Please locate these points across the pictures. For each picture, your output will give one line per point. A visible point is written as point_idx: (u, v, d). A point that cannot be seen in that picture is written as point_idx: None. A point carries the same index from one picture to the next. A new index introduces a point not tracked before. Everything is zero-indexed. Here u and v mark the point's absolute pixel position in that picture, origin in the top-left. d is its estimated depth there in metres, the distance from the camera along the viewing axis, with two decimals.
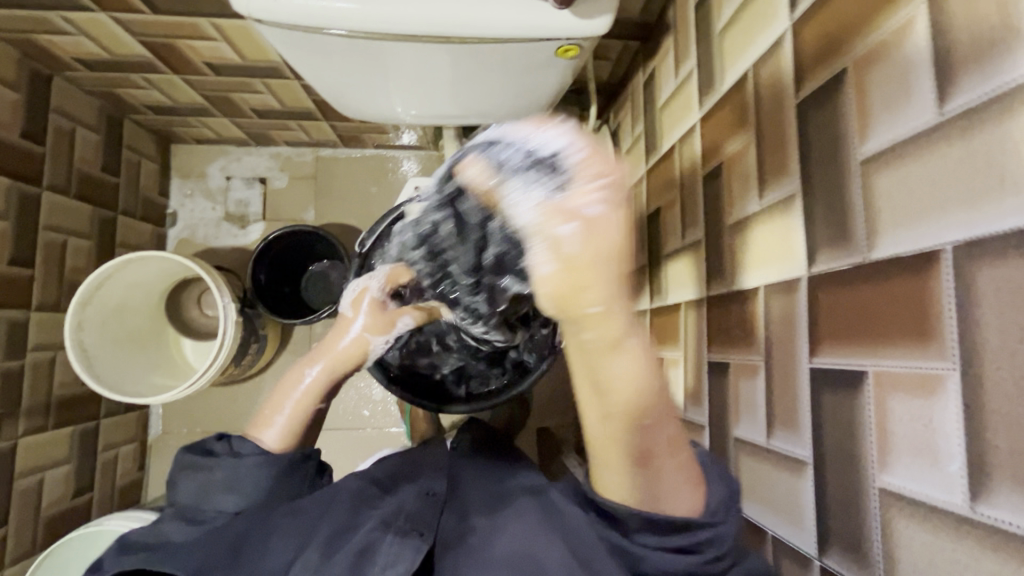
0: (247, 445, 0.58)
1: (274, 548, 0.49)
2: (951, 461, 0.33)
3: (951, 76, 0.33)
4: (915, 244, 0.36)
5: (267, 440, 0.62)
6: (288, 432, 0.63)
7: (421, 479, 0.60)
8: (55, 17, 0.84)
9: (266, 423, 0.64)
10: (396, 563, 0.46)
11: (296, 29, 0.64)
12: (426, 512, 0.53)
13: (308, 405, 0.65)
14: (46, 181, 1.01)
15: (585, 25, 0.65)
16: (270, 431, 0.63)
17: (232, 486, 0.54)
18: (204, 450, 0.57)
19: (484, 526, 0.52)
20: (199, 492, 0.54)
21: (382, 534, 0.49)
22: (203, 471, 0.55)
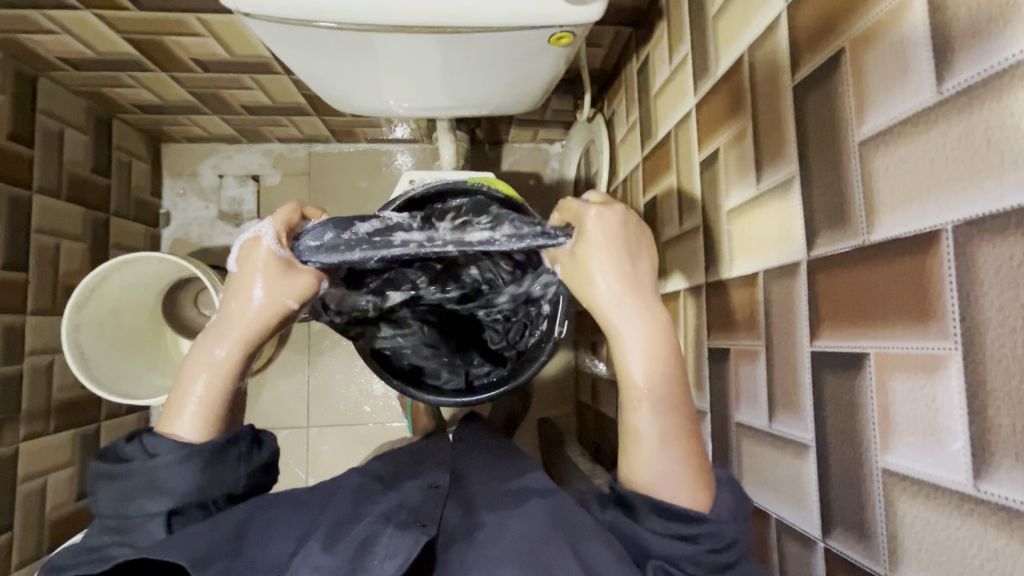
0: (161, 442, 0.53)
1: (274, 542, 0.50)
2: (954, 439, 0.33)
3: (949, 54, 0.33)
4: (914, 225, 0.36)
5: (184, 435, 0.54)
6: (208, 412, 0.55)
7: (424, 474, 0.60)
8: (39, 16, 0.83)
9: (176, 413, 0.55)
10: (396, 555, 0.45)
11: (286, 22, 0.63)
12: (430, 507, 0.53)
13: (224, 389, 0.56)
14: (37, 184, 1.00)
15: (579, 12, 0.64)
16: (183, 420, 0.54)
17: (155, 489, 0.51)
18: (114, 457, 0.53)
19: (491, 522, 0.52)
20: (123, 499, 0.51)
21: (382, 526, 0.49)
22: (121, 478, 0.51)
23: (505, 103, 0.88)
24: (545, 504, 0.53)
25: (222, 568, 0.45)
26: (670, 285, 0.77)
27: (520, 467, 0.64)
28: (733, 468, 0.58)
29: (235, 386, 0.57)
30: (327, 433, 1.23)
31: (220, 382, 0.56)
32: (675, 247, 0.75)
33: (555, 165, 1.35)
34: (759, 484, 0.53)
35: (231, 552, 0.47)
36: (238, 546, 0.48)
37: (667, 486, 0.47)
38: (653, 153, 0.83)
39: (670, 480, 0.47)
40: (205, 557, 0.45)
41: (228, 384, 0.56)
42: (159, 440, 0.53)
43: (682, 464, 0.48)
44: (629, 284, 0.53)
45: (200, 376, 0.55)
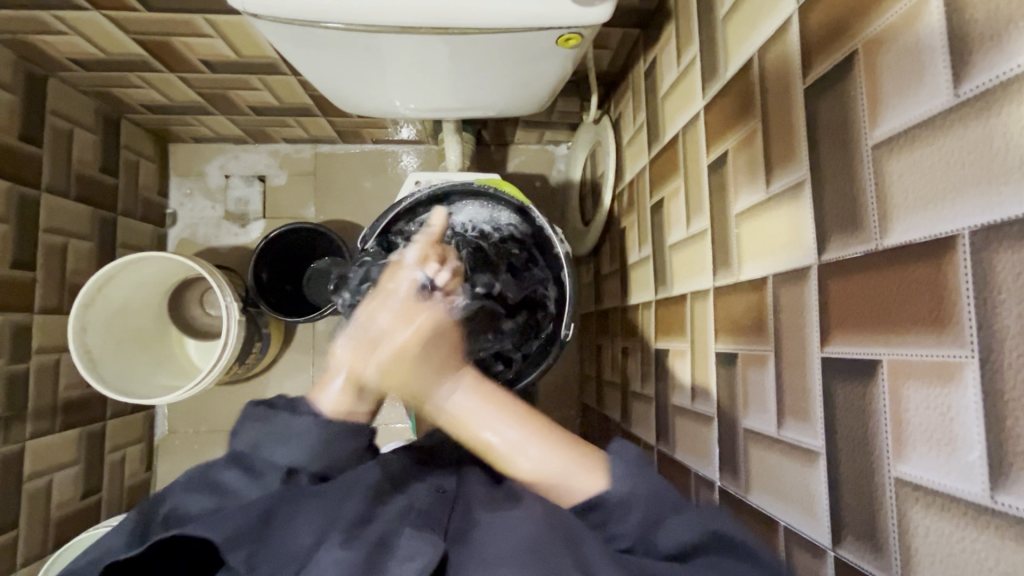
0: (308, 404, 0.56)
1: (298, 527, 0.49)
2: (970, 450, 0.32)
3: (966, 57, 0.33)
4: (929, 231, 0.35)
5: (322, 404, 0.56)
6: (350, 391, 0.57)
7: (431, 479, 0.60)
8: (49, 17, 0.84)
9: (326, 385, 0.58)
10: (414, 557, 0.45)
11: (293, 23, 0.63)
12: (439, 510, 0.53)
13: (362, 373, 0.58)
14: (45, 183, 1.00)
15: (587, 14, 0.63)
16: (325, 395, 0.57)
17: (289, 441, 0.53)
18: (267, 403, 0.56)
19: (487, 520, 0.50)
20: (261, 441, 0.53)
21: (399, 526, 0.49)
22: (265, 422, 0.54)
23: (512, 105, 0.88)
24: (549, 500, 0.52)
25: (247, 554, 0.45)
26: (677, 288, 0.76)
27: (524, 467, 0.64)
28: (740, 474, 0.58)
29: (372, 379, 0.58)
30: None
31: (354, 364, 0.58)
32: (682, 250, 0.74)
33: (561, 167, 1.34)
34: (767, 490, 0.52)
35: (257, 537, 0.46)
36: (265, 530, 0.47)
37: (574, 480, 0.52)
38: (660, 155, 0.83)
39: (572, 471, 0.52)
40: (234, 537, 0.45)
41: (359, 376, 0.58)
42: (307, 406, 0.56)
43: (563, 458, 0.53)
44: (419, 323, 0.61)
45: (338, 363, 0.59)
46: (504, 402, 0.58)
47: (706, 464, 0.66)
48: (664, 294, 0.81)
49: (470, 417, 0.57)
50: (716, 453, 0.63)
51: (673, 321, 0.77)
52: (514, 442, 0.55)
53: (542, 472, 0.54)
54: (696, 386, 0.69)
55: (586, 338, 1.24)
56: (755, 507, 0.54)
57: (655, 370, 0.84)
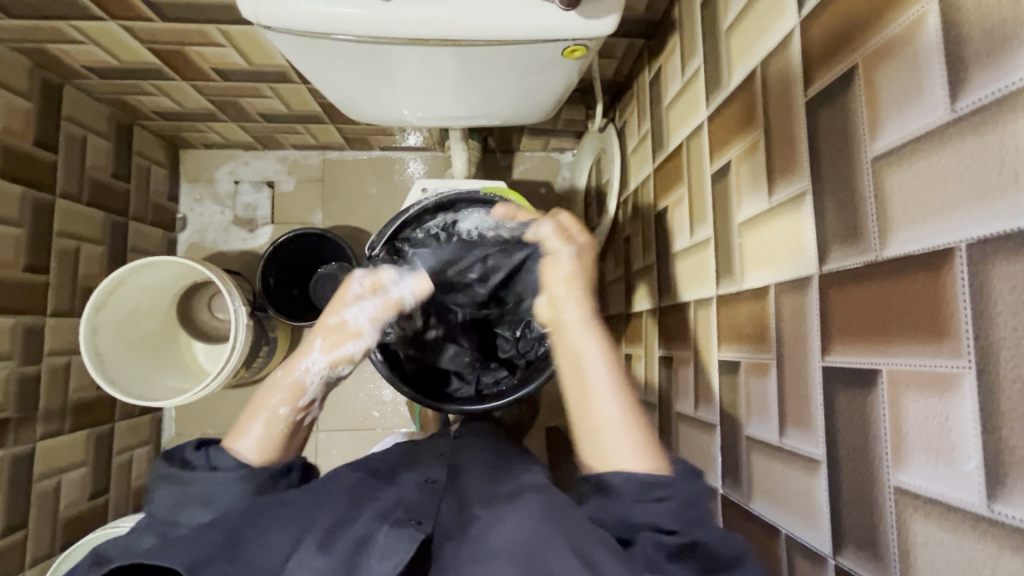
0: (226, 458, 0.55)
1: (268, 543, 0.47)
2: (968, 459, 0.33)
3: (963, 72, 0.33)
4: (927, 243, 0.35)
5: (241, 453, 0.57)
6: (271, 441, 0.58)
7: (420, 468, 0.63)
8: (65, 26, 0.86)
9: (241, 432, 0.58)
10: (393, 554, 0.46)
11: (304, 34, 0.64)
12: (425, 504, 0.54)
13: (289, 419, 0.60)
14: (59, 188, 1.02)
15: (592, 26, 0.65)
16: (243, 442, 0.57)
17: (207, 500, 0.52)
18: (179, 461, 0.54)
19: (485, 517, 0.51)
20: (176, 503, 0.52)
21: (379, 524, 0.49)
22: (180, 482, 0.52)
23: (517, 114, 0.89)
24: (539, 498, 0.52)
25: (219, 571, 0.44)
26: (681, 295, 0.76)
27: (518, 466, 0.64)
28: (742, 482, 0.58)
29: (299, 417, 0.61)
30: (336, 438, 1.24)
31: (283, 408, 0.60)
32: (686, 258, 0.75)
33: (566, 174, 1.35)
34: (770, 499, 0.53)
35: (226, 558, 0.45)
36: (233, 552, 0.46)
37: (626, 459, 0.52)
38: (664, 164, 0.84)
39: (625, 451, 0.53)
40: (201, 562, 0.44)
41: (280, 417, 0.60)
42: (225, 455, 0.55)
43: (633, 432, 0.54)
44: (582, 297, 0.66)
45: (257, 412, 0.60)
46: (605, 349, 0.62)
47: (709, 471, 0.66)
48: (668, 301, 0.81)
49: (580, 338, 0.63)
50: (718, 460, 0.64)
51: (677, 328, 0.77)
52: (615, 416, 0.56)
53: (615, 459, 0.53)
54: (700, 393, 0.69)
55: None
56: (758, 515, 0.55)
57: (658, 376, 0.84)
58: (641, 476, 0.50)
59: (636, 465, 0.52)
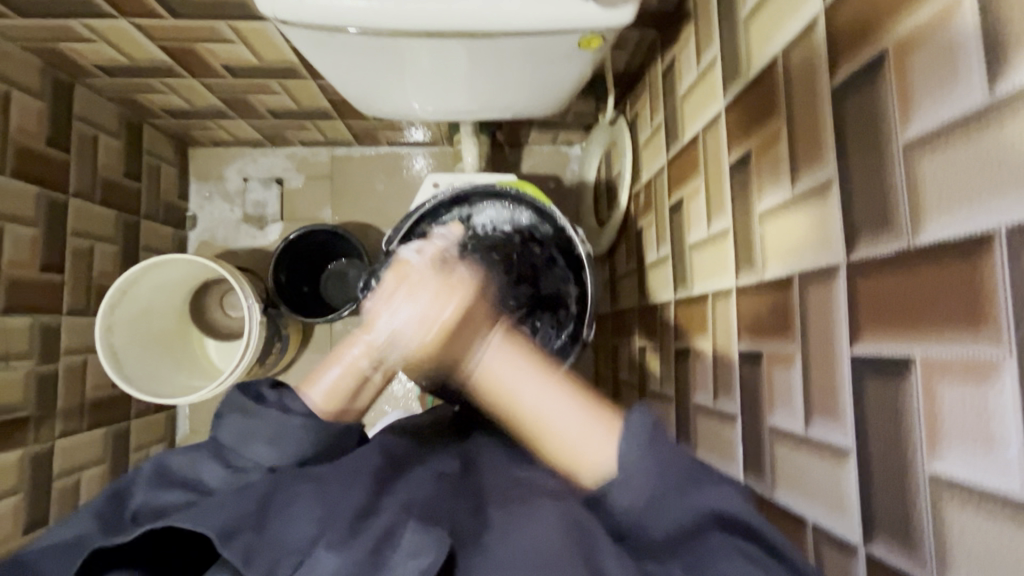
0: (299, 402, 0.56)
1: (293, 520, 0.46)
2: (1008, 446, 0.32)
3: (1003, 56, 0.33)
4: (965, 228, 0.35)
5: (312, 397, 0.59)
6: (343, 390, 0.60)
7: (432, 461, 0.60)
8: (77, 25, 0.85)
9: (318, 377, 0.61)
10: (419, 554, 0.43)
11: (319, 29, 0.64)
12: (447, 497, 0.53)
13: (361, 369, 0.61)
14: (72, 188, 1.03)
15: (609, 16, 0.64)
16: (315, 389, 0.60)
17: (275, 440, 0.53)
18: (255, 396, 0.55)
19: (497, 523, 0.49)
20: (243, 437, 0.53)
21: (404, 519, 0.46)
22: (251, 417, 0.53)
23: (529, 107, 0.89)
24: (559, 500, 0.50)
25: (245, 541, 0.43)
26: (698, 287, 0.76)
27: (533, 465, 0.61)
28: (765, 473, 0.58)
29: (369, 373, 0.62)
30: None
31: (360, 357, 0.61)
32: (702, 250, 0.75)
33: (575, 168, 1.35)
34: (794, 488, 0.53)
35: (255, 525, 0.44)
36: (263, 521, 0.45)
37: (589, 434, 0.51)
38: (679, 155, 0.83)
39: (574, 418, 0.52)
40: (231, 528, 0.43)
41: (357, 369, 0.61)
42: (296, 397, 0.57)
43: (580, 410, 0.52)
44: (441, 307, 0.58)
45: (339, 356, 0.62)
46: (526, 357, 0.56)
47: (728, 463, 0.66)
48: (684, 293, 0.81)
49: (503, 376, 0.55)
50: (739, 451, 0.64)
51: (694, 321, 0.77)
52: (536, 399, 0.53)
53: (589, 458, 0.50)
54: (719, 385, 0.69)
55: (602, 338, 1.24)
56: (782, 505, 0.55)
57: (675, 369, 0.84)
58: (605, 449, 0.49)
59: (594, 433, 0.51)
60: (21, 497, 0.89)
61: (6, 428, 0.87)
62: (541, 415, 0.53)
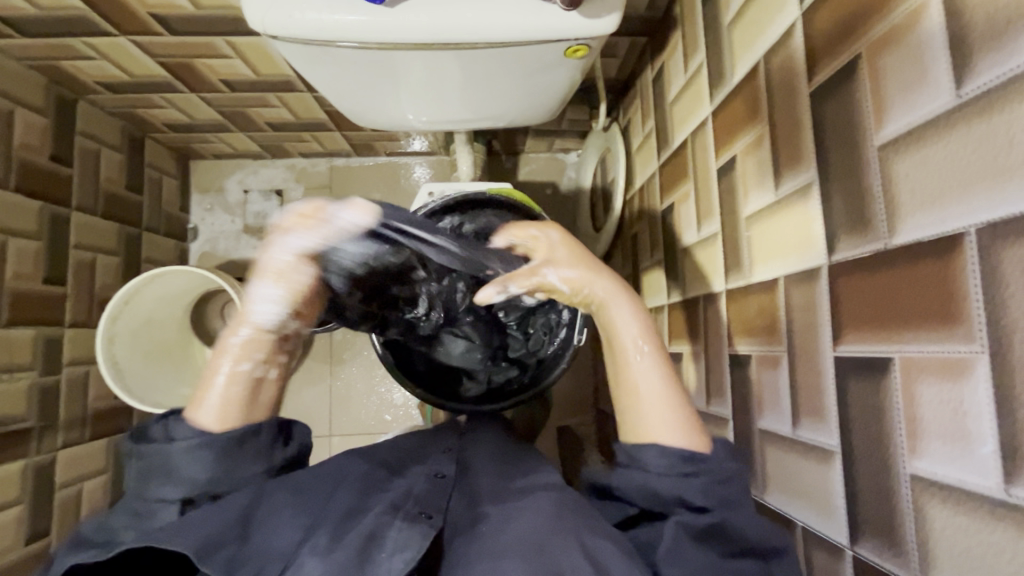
0: (182, 429, 0.53)
1: (278, 531, 0.50)
2: (983, 444, 0.33)
3: (967, 58, 0.33)
4: (937, 228, 0.35)
5: (202, 420, 0.54)
6: (233, 401, 0.54)
7: (429, 462, 0.62)
8: (78, 43, 0.88)
9: (201, 402, 0.54)
10: (404, 549, 0.46)
11: (309, 43, 0.66)
12: (435, 498, 0.54)
13: (232, 365, 0.54)
14: (75, 202, 1.04)
15: (594, 24, 0.65)
16: (204, 411, 0.54)
17: (170, 473, 0.51)
18: (140, 436, 0.54)
19: (495, 514, 0.52)
20: (146, 477, 0.52)
21: (391, 518, 0.49)
22: (143, 458, 0.52)
23: (522, 115, 0.90)
24: (551, 497, 0.53)
25: (227, 554, 0.45)
26: (690, 291, 0.76)
27: (531, 465, 0.63)
28: (757, 476, 0.58)
29: (252, 368, 0.55)
30: (349, 441, 1.26)
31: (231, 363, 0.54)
32: (693, 254, 0.75)
33: (571, 174, 1.36)
34: (784, 490, 0.53)
35: (237, 540, 0.47)
36: (246, 532, 0.48)
37: (674, 437, 0.51)
38: (669, 160, 0.84)
39: (669, 429, 0.51)
40: (205, 548, 0.44)
41: (244, 371, 0.55)
42: (179, 427, 0.53)
43: (675, 414, 0.52)
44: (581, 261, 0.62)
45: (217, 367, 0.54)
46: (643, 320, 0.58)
47: None
48: (677, 297, 0.81)
49: (642, 389, 0.54)
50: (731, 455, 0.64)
51: (687, 325, 0.77)
52: (649, 368, 0.55)
53: (659, 431, 0.52)
54: (711, 389, 0.69)
55: None
56: (772, 508, 0.55)
57: None
58: (674, 449, 0.50)
59: (675, 439, 0.51)
60: (23, 508, 0.90)
61: (8, 439, 0.88)
62: (648, 381, 0.54)
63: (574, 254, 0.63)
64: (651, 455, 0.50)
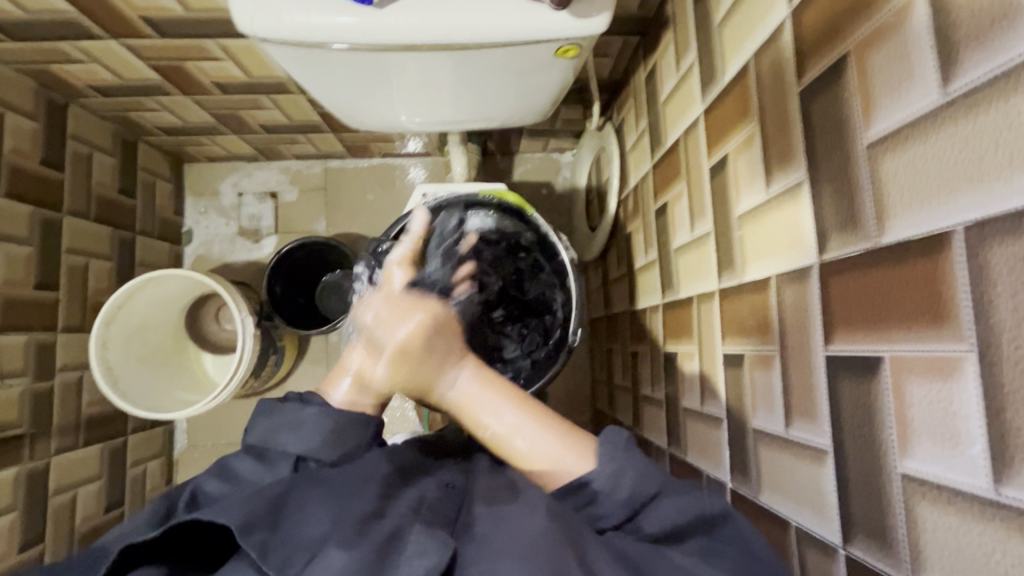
0: (317, 397, 0.57)
1: (308, 521, 0.45)
2: (973, 444, 0.32)
3: (954, 56, 0.33)
4: (925, 227, 0.35)
5: (335, 400, 0.58)
6: (360, 385, 0.60)
7: (438, 472, 0.58)
8: (68, 47, 0.87)
9: (335, 383, 0.60)
10: (425, 553, 0.43)
11: (298, 45, 0.65)
12: (448, 504, 0.51)
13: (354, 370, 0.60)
14: (67, 206, 1.04)
15: (584, 25, 0.65)
16: (338, 389, 0.60)
17: (298, 429, 0.54)
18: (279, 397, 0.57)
19: (484, 514, 0.48)
20: (269, 433, 0.54)
21: (411, 521, 0.46)
22: (272, 414, 0.55)
23: (514, 116, 0.90)
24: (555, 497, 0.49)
25: (260, 539, 0.43)
26: (684, 291, 0.76)
27: None
28: (751, 475, 0.57)
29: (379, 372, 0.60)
30: None
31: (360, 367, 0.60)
32: (686, 253, 0.75)
33: (566, 174, 1.35)
34: (777, 490, 0.53)
35: (269, 524, 0.44)
36: (277, 519, 0.45)
37: (563, 455, 0.52)
38: (662, 160, 0.84)
39: (560, 455, 0.52)
40: (248, 523, 0.43)
41: (370, 372, 0.59)
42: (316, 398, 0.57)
43: (562, 440, 0.53)
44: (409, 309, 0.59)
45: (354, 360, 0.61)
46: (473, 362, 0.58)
47: (716, 466, 0.66)
48: (671, 297, 0.81)
49: (523, 438, 0.53)
50: (726, 455, 0.64)
51: (681, 324, 0.77)
52: (513, 425, 0.54)
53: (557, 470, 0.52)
54: (705, 389, 0.69)
55: (596, 343, 1.25)
56: (766, 508, 0.55)
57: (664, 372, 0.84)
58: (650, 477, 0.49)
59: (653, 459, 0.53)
60: (17, 515, 0.90)
61: (1, 446, 0.88)
62: (519, 436, 0.53)
63: (423, 314, 0.57)
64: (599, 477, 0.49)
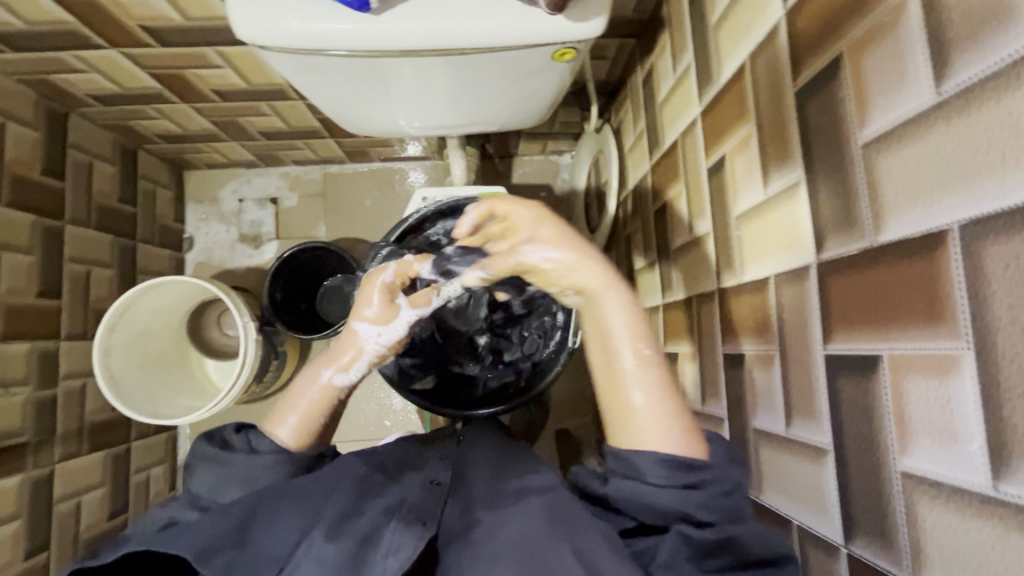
0: (265, 442, 0.57)
1: (278, 533, 0.49)
2: (971, 441, 0.33)
3: (946, 57, 0.34)
4: (920, 227, 0.36)
5: (280, 436, 0.59)
6: (309, 423, 0.60)
7: (425, 468, 0.61)
8: (68, 57, 0.88)
9: (280, 419, 0.60)
10: (399, 550, 0.46)
11: (297, 51, 0.66)
12: (430, 505, 0.53)
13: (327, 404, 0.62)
14: (68, 215, 1.04)
15: (580, 28, 0.65)
16: (283, 425, 0.60)
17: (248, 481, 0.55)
18: (221, 443, 0.57)
19: (487, 518, 0.52)
20: (215, 483, 0.54)
21: (385, 521, 0.49)
22: (219, 464, 0.55)
23: (512, 119, 0.90)
24: (545, 502, 0.52)
25: (225, 559, 0.46)
26: (683, 292, 0.76)
27: (526, 466, 0.62)
28: (753, 475, 0.57)
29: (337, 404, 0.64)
30: (347, 448, 1.26)
31: (324, 399, 0.62)
32: (685, 254, 0.75)
33: (565, 176, 1.36)
34: (780, 490, 0.53)
35: (234, 545, 0.47)
36: (242, 537, 0.48)
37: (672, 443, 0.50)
38: (660, 161, 0.84)
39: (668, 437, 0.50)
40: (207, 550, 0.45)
41: (325, 402, 0.62)
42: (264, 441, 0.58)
43: (671, 421, 0.51)
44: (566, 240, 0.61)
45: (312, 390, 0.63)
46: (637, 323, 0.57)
47: None
48: (671, 298, 0.81)
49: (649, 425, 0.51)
50: None
51: (682, 325, 0.77)
52: (644, 404, 0.52)
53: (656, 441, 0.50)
54: (706, 389, 0.69)
55: None
56: (768, 507, 0.55)
57: None
58: (674, 459, 0.48)
59: (668, 446, 0.49)
60: (22, 523, 0.90)
61: (6, 453, 0.88)
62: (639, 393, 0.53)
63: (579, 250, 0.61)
64: (649, 463, 0.48)
